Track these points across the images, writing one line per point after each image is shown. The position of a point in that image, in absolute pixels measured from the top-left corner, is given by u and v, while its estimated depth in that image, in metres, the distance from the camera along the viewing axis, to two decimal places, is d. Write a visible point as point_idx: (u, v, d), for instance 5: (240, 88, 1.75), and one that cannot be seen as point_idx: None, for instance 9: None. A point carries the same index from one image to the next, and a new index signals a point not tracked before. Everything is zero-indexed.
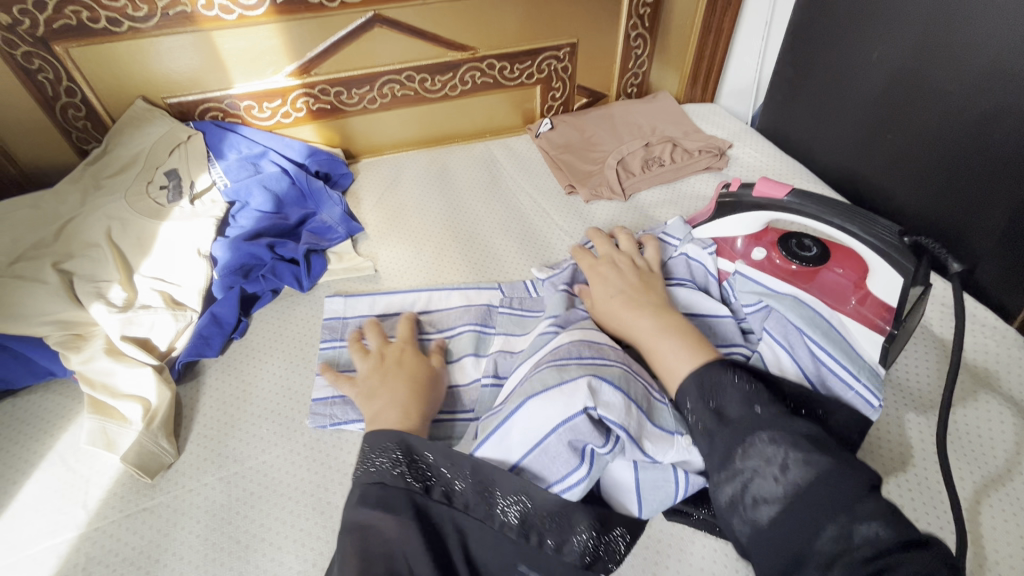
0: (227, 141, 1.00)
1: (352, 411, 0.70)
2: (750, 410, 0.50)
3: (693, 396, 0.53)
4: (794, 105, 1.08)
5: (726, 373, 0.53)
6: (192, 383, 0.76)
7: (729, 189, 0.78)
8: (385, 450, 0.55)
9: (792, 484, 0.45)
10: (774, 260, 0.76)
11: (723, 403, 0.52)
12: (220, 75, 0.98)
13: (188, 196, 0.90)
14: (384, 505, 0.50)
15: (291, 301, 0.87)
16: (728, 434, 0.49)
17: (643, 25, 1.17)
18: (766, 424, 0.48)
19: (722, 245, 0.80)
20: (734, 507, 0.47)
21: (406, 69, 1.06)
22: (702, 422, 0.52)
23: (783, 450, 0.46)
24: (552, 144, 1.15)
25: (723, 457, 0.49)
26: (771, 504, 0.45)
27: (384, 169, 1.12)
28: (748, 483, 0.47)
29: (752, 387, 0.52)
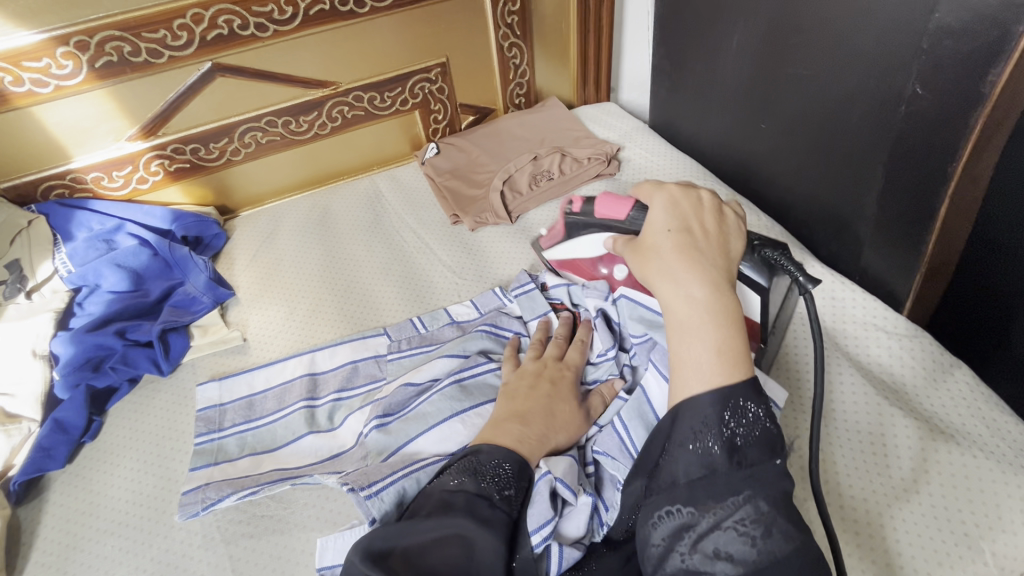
0: (76, 221, 0.92)
1: (227, 487, 0.66)
2: (771, 460, 0.46)
3: (713, 413, 0.46)
4: (678, 99, 1.04)
5: (757, 405, 0.47)
6: (34, 503, 0.69)
7: (574, 208, 0.73)
8: (506, 471, 0.50)
9: (767, 552, 0.42)
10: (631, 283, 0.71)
11: (740, 438, 0.46)
12: (54, 151, 0.91)
13: (26, 290, 0.83)
14: (489, 525, 0.45)
15: (152, 388, 0.80)
16: (731, 477, 0.45)
17: (515, 33, 1.11)
18: (772, 480, 0.45)
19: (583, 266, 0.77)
20: (692, 546, 0.44)
21: (264, 115, 0.99)
22: (710, 449, 0.46)
23: (775, 510, 0.43)
24: (438, 171, 1.08)
25: (708, 499, 0.44)
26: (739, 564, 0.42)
27: (261, 222, 1.05)
28: (719, 534, 0.43)
29: (772, 425, 0.47)
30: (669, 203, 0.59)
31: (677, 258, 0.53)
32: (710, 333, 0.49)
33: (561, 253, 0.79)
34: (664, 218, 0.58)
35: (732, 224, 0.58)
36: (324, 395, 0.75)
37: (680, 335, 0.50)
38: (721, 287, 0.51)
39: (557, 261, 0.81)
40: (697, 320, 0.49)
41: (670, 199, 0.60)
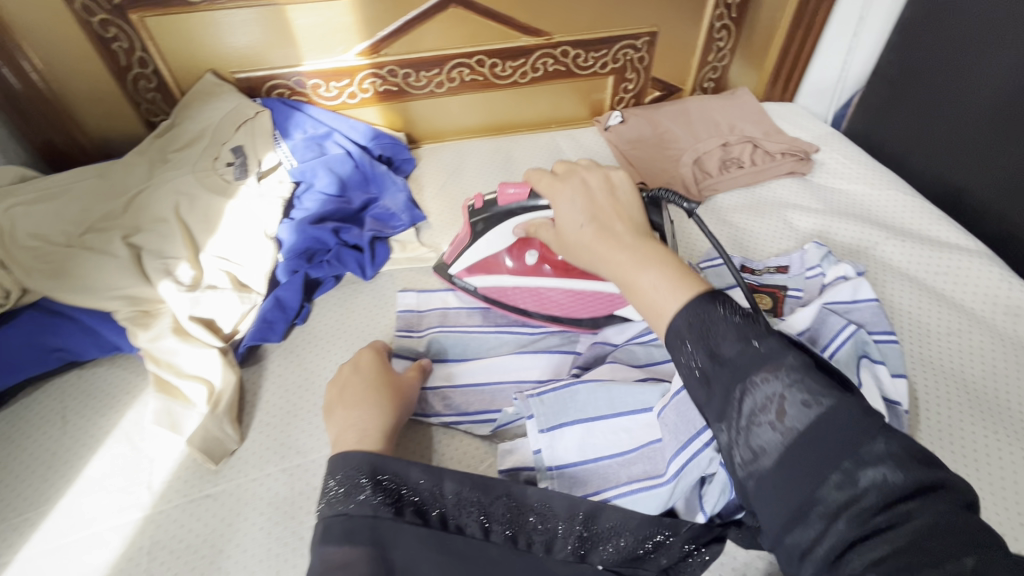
0: (294, 121, 0.97)
1: (440, 403, 0.69)
2: (748, 344, 0.41)
3: (689, 337, 0.43)
4: (893, 110, 1.01)
5: (716, 306, 0.43)
6: (254, 367, 0.74)
7: (477, 207, 0.70)
8: (351, 474, 0.52)
9: (789, 430, 0.37)
10: (542, 268, 0.75)
11: (720, 339, 0.42)
12: (289, 51, 0.96)
13: (255, 174, 0.88)
14: (351, 539, 0.48)
15: (353, 289, 0.84)
16: (723, 377, 0.41)
17: (730, 15, 1.10)
18: (762, 362, 0.39)
19: (492, 263, 0.76)
20: (741, 455, 0.39)
21: (478, 53, 1.02)
22: (695, 362, 0.43)
23: (782, 391, 0.38)
24: (623, 139, 1.10)
25: (721, 408, 0.41)
26: (774, 456, 0.37)
27: (446, 156, 1.09)
28: (746, 433, 0.39)
29: (743, 315, 0.42)
30: (568, 194, 0.59)
31: (603, 246, 0.53)
32: (665, 267, 0.49)
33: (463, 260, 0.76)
34: (576, 210, 0.57)
35: (623, 187, 0.59)
36: (518, 325, 0.78)
37: (632, 283, 0.50)
38: (643, 248, 0.52)
39: (465, 270, 0.77)
40: (637, 266, 0.50)
41: (572, 187, 0.59)
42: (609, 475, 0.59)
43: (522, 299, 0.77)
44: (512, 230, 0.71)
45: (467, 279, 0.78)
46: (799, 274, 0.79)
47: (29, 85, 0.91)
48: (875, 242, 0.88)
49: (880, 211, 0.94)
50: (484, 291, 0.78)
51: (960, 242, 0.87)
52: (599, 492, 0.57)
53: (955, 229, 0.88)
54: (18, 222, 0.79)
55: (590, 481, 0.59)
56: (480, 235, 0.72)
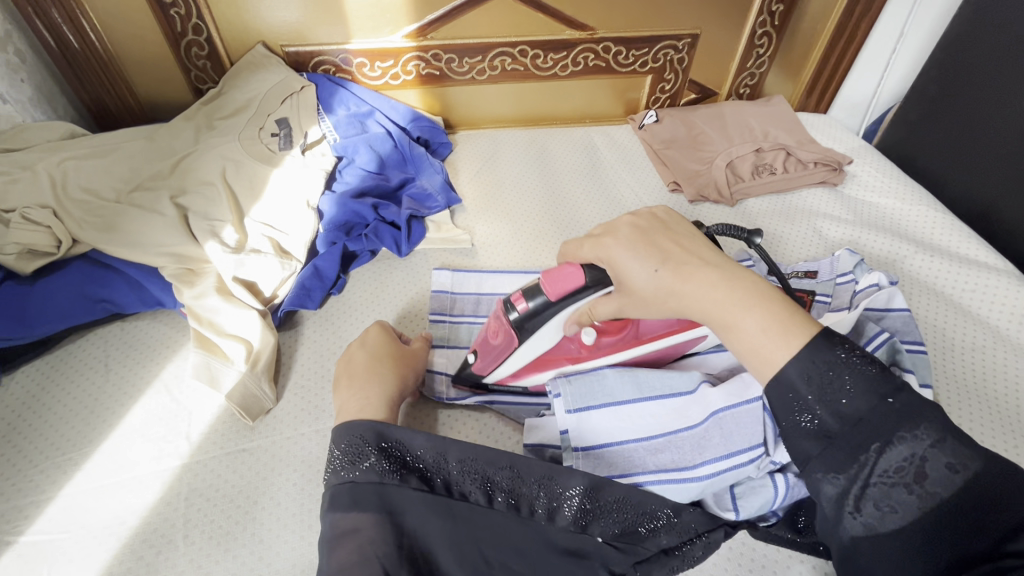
0: (338, 97, 0.99)
1: (472, 386, 0.70)
2: (883, 401, 0.42)
3: (805, 389, 0.44)
4: (929, 127, 1.02)
5: (837, 352, 0.44)
6: (291, 331, 0.76)
7: (517, 308, 0.61)
8: (356, 443, 0.54)
9: (928, 495, 0.40)
10: (602, 343, 0.64)
11: (843, 397, 0.43)
12: (338, 29, 0.98)
13: (299, 146, 0.91)
14: (358, 506, 0.50)
15: (388, 264, 0.86)
16: (852, 437, 0.42)
17: (772, 23, 1.11)
18: (903, 421, 0.41)
19: (546, 361, 0.66)
20: (866, 510, 0.42)
21: (521, 43, 1.04)
22: (817, 414, 0.44)
23: (923, 452, 0.41)
24: (656, 138, 1.11)
25: (845, 459, 0.43)
26: (906, 516, 0.41)
27: (482, 143, 1.11)
28: (883, 491, 0.41)
29: (870, 367, 0.43)
30: (619, 241, 0.56)
31: (687, 287, 0.50)
32: (767, 308, 0.46)
33: (507, 367, 0.66)
34: (641, 257, 0.53)
35: (671, 223, 0.58)
36: None
37: (733, 326, 0.47)
38: (730, 270, 0.50)
39: (509, 375, 0.68)
40: (738, 307, 0.47)
41: (625, 232, 0.57)
42: (636, 458, 0.59)
43: (586, 384, 0.67)
44: (562, 325, 0.62)
45: (514, 382, 0.69)
46: (829, 280, 0.80)
47: (86, 45, 0.93)
48: (904, 255, 0.89)
49: (911, 225, 0.95)
50: (535, 387, 0.69)
51: (989, 261, 0.87)
52: (626, 475, 0.57)
53: (986, 248, 0.89)
54: (71, 175, 0.81)
55: (615, 463, 0.59)
56: (527, 336, 0.62)
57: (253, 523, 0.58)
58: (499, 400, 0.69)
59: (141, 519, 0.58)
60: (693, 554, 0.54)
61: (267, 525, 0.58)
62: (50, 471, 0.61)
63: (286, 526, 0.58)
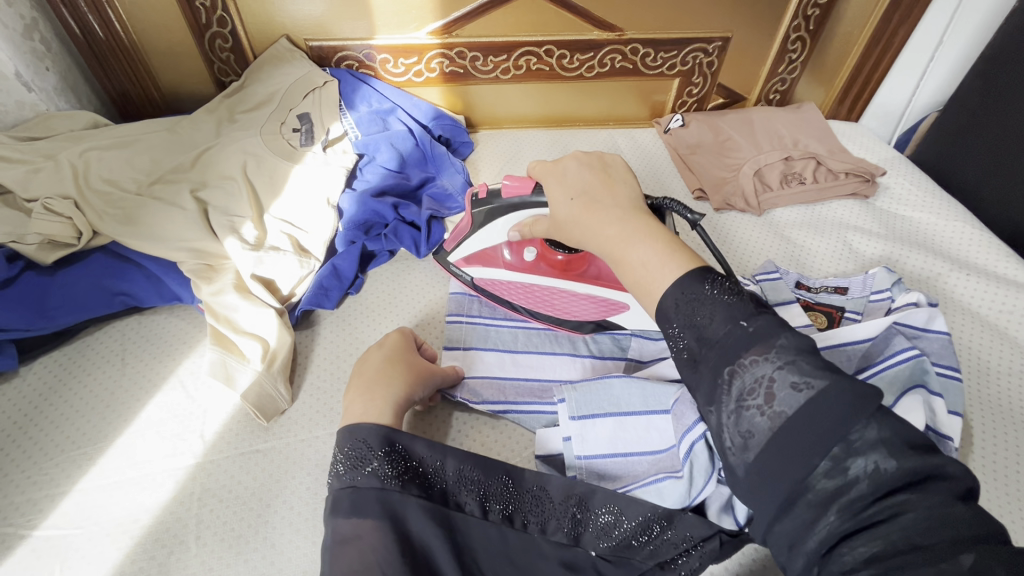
0: (360, 93, 0.98)
1: (487, 390, 0.68)
2: (737, 325, 0.42)
3: (677, 316, 0.45)
4: (968, 140, 0.98)
5: (704, 287, 0.45)
6: (308, 330, 0.76)
7: (478, 194, 0.67)
8: (360, 447, 0.52)
9: (776, 414, 0.38)
10: (541, 266, 0.73)
11: (703, 318, 0.43)
12: (363, 24, 0.97)
13: (321, 142, 0.90)
14: (359, 512, 0.48)
15: (406, 265, 0.85)
16: (712, 358, 0.42)
17: (807, 27, 1.08)
18: (753, 344, 0.40)
19: (490, 255, 0.73)
20: (732, 440, 0.40)
21: (548, 42, 1.02)
22: (685, 342, 0.44)
23: (771, 373, 0.39)
24: (682, 143, 1.09)
25: (710, 390, 0.42)
26: (761, 438, 0.38)
27: (503, 143, 1.09)
28: (736, 416, 0.40)
29: (734, 296, 0.44)
30: (559, 174, 0.59)
31: (592, 218, 0.54)
32: (653, 240, 0.50)
33: (464, 249, 0.73)
34: (563, 187, 0.57)
35: (614, 167, 0.59)
36: None
37: (622, 257, 0.51)
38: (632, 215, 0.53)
39: (463, 260, 0.75)
40: (626, 240, 0.51)
41: (568, 162, 0.59)
42: (637, 470, 0.59)
43: (515, 299, 0.75)
44: (507, 230, 0.69)
45: (462, 267, 0.76)
46: (861, 297, 0.78)
47: (112, 35, 0.93)
48: (938, 273, 0.86)
49: (946, 241, 0.91)
50: (477, 282, 0.76)
51: None
52: (626, 485, 0.58)
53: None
54: (93, 166, 0.81)
55: (618, 475, 0.59)
56: (478, 228, 0.70)
57: (266, 527, 0.57)
58: (514, 406, 0.67)
59: (154, 518, 0.57)
60: (690, 569, 0.51)
61: (279, 529, 0.57)
62: (65, 465, 0.61)
63: (298, 531, 0.57)
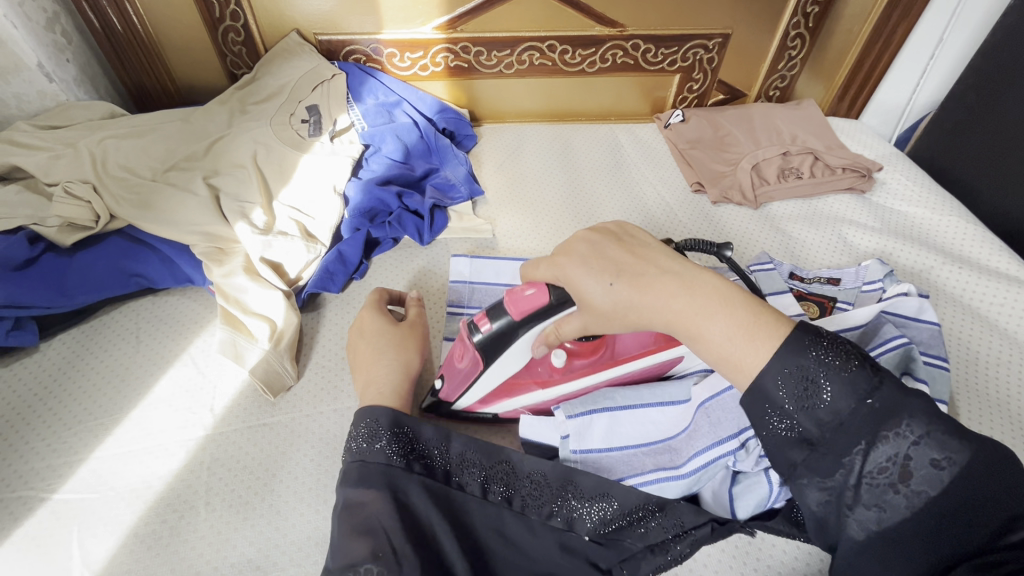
0: (367, 86, 1.01)
1: None
2: (863, 402, 0.42)
3: (785, 393, 0.44)
4: (965, 137, 1.00)
5: (811, 357, 0.44)
6: (314, 313, 0.78)
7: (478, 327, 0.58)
8: (370, 424, 0.55)
9: (915, 494, 0.41)
10: (574, 365, 0.64)
11: (822, 398, 0.43)
12: (371, 18, 1.00)
13: (329, 133, 0.93)
14: (365, 483, 0.51)
15: (410, 252, 0.88)
16: (839, 443, 0.43)
17: (806, 24, 1.09)
18: (884, 421, 0.42)
19: (514, 381, 0.64)
20: (868, 518, 0.42)
21: (551, 38, 1.04)
22: (799, 425, 0.44)
23: (908, 451, 0.41)
24: (681, 138, 1.11)
25: (834, 470, 0.43)
26: (896, 514, 0.42)
27: (506, 136, 1.12)
28: (877, 492, 0.42)
29: (844, 367, 0.43)
30: (578, 257, 0.54)
31: (658, 299, 0.49)
32: (731, 311, 0.47)
33: (469, 397, 0.64)
34: (594, 274, 0.52)
35: (630, 234, 0.57)
36: None
37: (699, 333, 0.48)
38: (688, 275, 0.50)
39: (479, 402, 0.65)
40: (700, 314, 0.47)
41: (580, 247, 0.55)
42: (635, 463, 0.60)
43: (554, 410, 0.66)
44: (530, 348, 0.60)
45: (483, 409, 0.66)
46: (853, 288, 0.80)
47: (129, 27, 0.96)
48: (932, 267, 0.87)
49: (940, 236, 0.93)
50: (503, 415, 0.66)
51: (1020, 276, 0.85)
52: (627, 477, 0.59)
53: (1018, 262, 0.86)
54: (110, 153, 0.84)
55: (615, 468, 0.60)
56: (491, 363, 0.60)
57: (271, 494, 0.60)
58: None
59: (166, 484, 0.60)
60: (679, 552, 0.54)
61: (284, 496, 0.60)
62: (82, 434, 0.64)
63: (302, 498, 0.60)
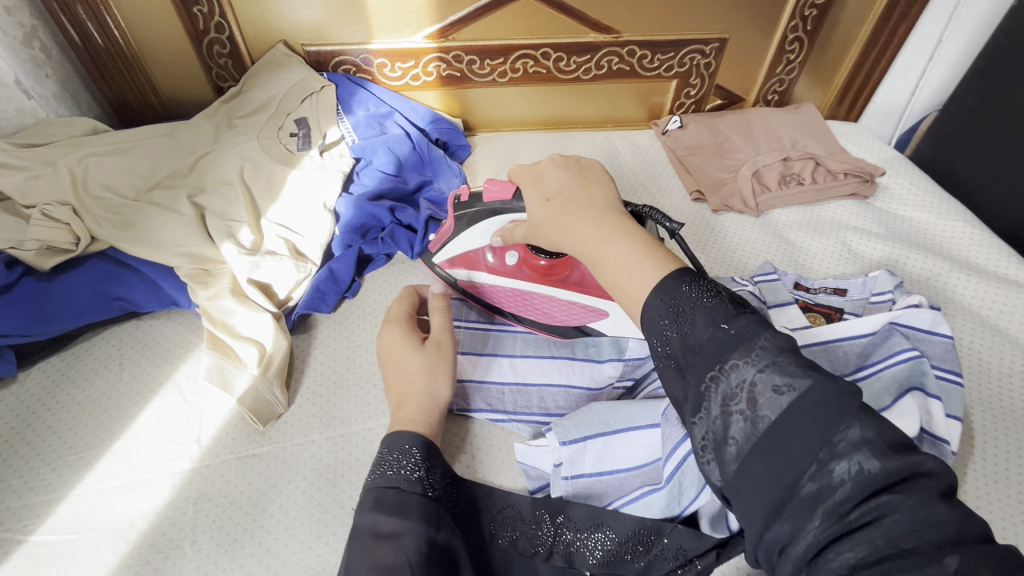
0: (358, 98, 0.98)
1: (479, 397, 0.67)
2: (718, 327, 0.40)
3: (669, 321, 0.42)
4: (968, 141, 0.98)
5: (682, 289, 0.42)
6: (304, 335, 0.76)
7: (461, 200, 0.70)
8: (405, 450, 0.50)
9: (759, 416, 0.36)
10: (522, 269, 0.73)
11: (689, 325, 0.41)
12: (361, 28, 0.97)
13: (319, 147, 0.90)
14: (400, 513, 0.46)
15: (403, 267, 0.85)
16: (699, 363, 0.40)
17: (805, 28, 1.07)
18: (732, 347, 0.39)
19: (473, 257, 0.74)
20: (731, 444, 0.37)
21: (544, 45, 1.02)
22: (665, 348, 0.42)
23: (753, 377, 0.37)
24: (680, 145, 1.08)
25: (698, 400, 0.39)
26: (744, 442, 0.36)
27: (501, 146, 1.09)
28: (725, 415, 0.38)
29: (709, 298, 0.41)
30: (536, 177, 0.57)
31: (567, 221, 0.51)
32: (631, 238, 0.47)
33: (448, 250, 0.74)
34: (547, 185, 0.55)
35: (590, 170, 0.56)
36: None
37: (598, 257, 0.48)
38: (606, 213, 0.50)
39: (450, 261, 0.75)
40: (603, 240, 0.48)
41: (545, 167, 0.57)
42: (625, 485, 0.58)
43: (496, 295, 0.75)
44: (489, 234, 0.70)
45: (448, 269, 0.76)
46: (860, 298, 0.78)
47: (111, 42, 0.94)
48: (939, 274, 0.85)
49: (946, 241, 0.91)
50: (461, 283, 0.76)
51: None
52: (615, 501, 0.57)
53: None
54: (91, 172, 0.81)
55: (605, 492, 0.58)
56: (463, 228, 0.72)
57: (261, 532, 0.57)
58: (510, 416, 0.66)
59: (150, 523, 0.57)
60: None
61: (274, 534, 0.57)
62: (62, 470, 0.61)
63: (293, 536, 0.57)
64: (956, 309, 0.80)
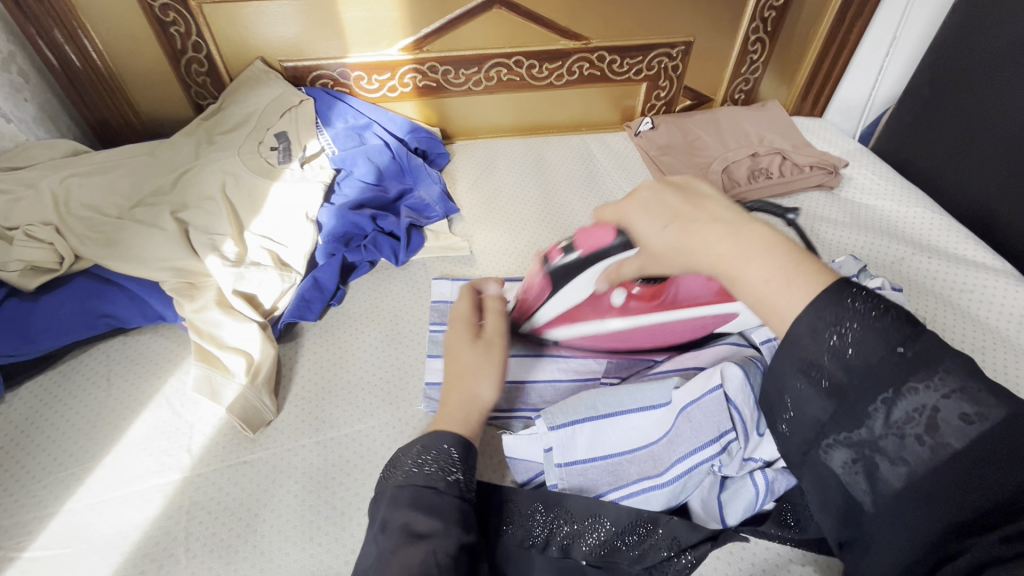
0: (337, 111, 1.01)
1: None
2: (893, 350, 0.37)
3: (814, 342, 0.39)
4: (924, 131, 1.03)
5: (847, 303, 0.38)
6: (291, 343, 0.77)
7: (551, 258, 0.65)
8: (445, 451, 0.51)
9: (942, 445, 0.36)
10: (631, 305, 0.66)
11: (851, 343, 0.38)
12: (337, 42, 1.00)
13: (299, 159, 0.92)
14: (433, 512, 0.47)
15: (387, 274, 0.87)
16: (868, 387, 0.38)
17: (766, 29, 1.12)
18: (913, 370, 0.37)
19: (574, 310, 0.67)
20: (892, 471, 0.38)
21: (516, 54, 1.05)
22: (824, 373, 0.39)
23: (935, 403, 0.36)
24: (652, 145, 1.11)
25: (857, 419, 0.39)
26: (914, 465, 0.37)
27: (479, 153, 1.12)
28: (896, 440, 0.38)
29: (875, 314, 0.38)
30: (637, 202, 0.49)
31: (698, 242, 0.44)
32: (775, 253, 0.41)
33: (540, 318, 0.68)
34: (647, 216, 0.47)
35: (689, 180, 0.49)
36: None
37: (738, 277, 0.42)
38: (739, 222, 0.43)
39: (543, 325, 0.70)
40: (741, 256, 0.41)
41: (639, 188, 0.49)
42: (619, 473, 0.59)
43: (612, 339, 0.70)
44: (591, 282, 0.64)
45: (543, 333, 0.71)
46: None
47: (89, 64, 0.95)
48: (903, 259, 0.89)
49: (908, 227, 0.95)
50: (561, 342, 0.71)
51: (987, 262, 0.87)
52: (609, 491, 0.58)
53: (983, 249, 0.89)
54: (73, 192, 0.82)
55: (598, 481, 0.59)
56: (560, 285, 0.66)
57: (254, 536, 0.58)
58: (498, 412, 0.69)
59: (143, 532, 0.58)
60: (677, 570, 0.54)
61: (268, 537, 0.58)
62: (53, 486, 0.61)
63: (286, 538, 0.58)
64: (917, 289, 0.84)
